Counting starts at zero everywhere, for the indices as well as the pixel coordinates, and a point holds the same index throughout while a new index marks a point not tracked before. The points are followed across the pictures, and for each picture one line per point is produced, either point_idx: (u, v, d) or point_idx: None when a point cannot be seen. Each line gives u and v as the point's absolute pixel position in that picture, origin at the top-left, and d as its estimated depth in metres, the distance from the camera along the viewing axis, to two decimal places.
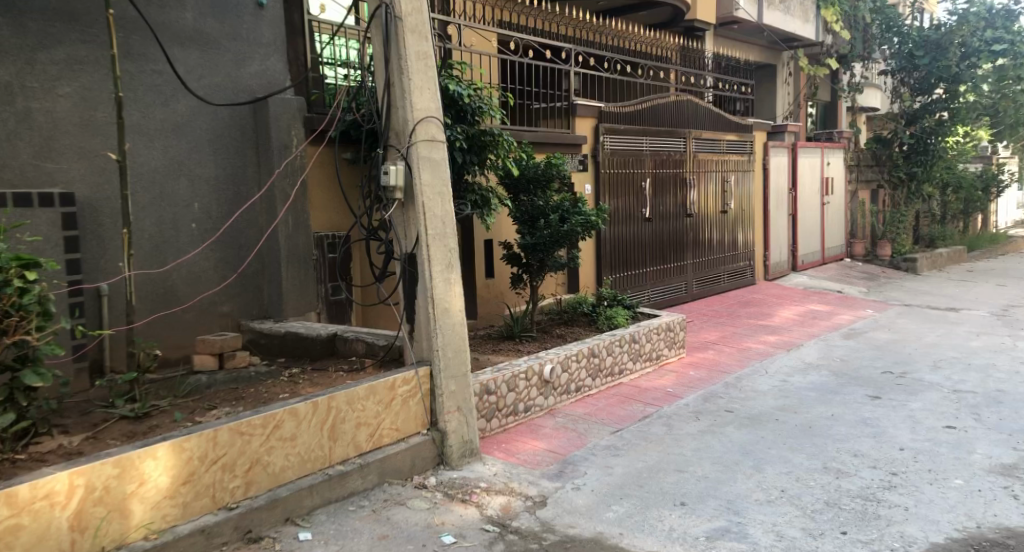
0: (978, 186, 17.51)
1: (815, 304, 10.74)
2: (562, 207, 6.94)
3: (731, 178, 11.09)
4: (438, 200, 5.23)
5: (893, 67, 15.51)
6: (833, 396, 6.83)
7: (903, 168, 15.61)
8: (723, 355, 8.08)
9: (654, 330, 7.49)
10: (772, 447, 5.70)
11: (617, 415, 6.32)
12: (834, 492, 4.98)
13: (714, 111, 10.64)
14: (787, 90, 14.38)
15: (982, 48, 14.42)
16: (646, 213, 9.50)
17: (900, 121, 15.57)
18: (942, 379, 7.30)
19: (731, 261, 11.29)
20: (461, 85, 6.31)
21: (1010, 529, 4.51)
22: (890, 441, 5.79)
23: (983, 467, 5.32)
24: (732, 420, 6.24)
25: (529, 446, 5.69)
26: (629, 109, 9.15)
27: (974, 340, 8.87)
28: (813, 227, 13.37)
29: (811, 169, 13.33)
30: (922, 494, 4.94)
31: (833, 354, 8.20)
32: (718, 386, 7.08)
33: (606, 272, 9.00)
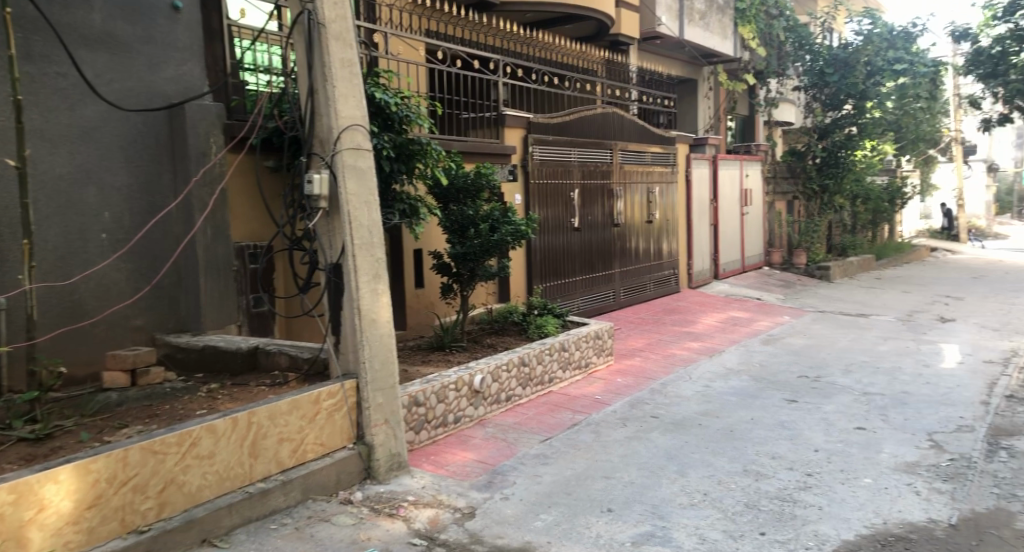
0: (885, 198, 18.31)
1: (736, 311, 11.00)
2: (492, 216, 6.92)
3: (656, 188, 11.28)
4: (364, 209, 5.15)
5: (806, 83, 16.09)
6: (753, 400, 6.99)
7: (817, 181, 16.13)
8: (649, 362, 8.19)
9: (583, 338, 7.54)
10: (695, 451, 5.79)
11: (547, 424, 6.32)
12: (753, 494, 5.08)
13: (639, 123, 10.81)
14: (708, 104, 14.72)
15: (886, 67, 15.43)
16: (576, 223, 9.57)
17: (813, 135, 16.18)
18: (853, 382, 7.56)
19: (657, 269, 11.47)
20: (388, 93, 6.25)
21: (914, 524, 4.68)
22: (805, 442, 5.96)
23: (890, 466, 5.52)
24: (658, 425, 6.32)
25: (458, 458, 5.64)
26: (557, 121, 9.22)
27: (882, 344, 9.23)
28: (733, 236, 13.71)
29: (730, 180, 13.66)
30: (835, 493, 5.08)
31: (753, 360, 8.41)
32: (644, 393, 7.17)
33: (537, 281, 9.01)
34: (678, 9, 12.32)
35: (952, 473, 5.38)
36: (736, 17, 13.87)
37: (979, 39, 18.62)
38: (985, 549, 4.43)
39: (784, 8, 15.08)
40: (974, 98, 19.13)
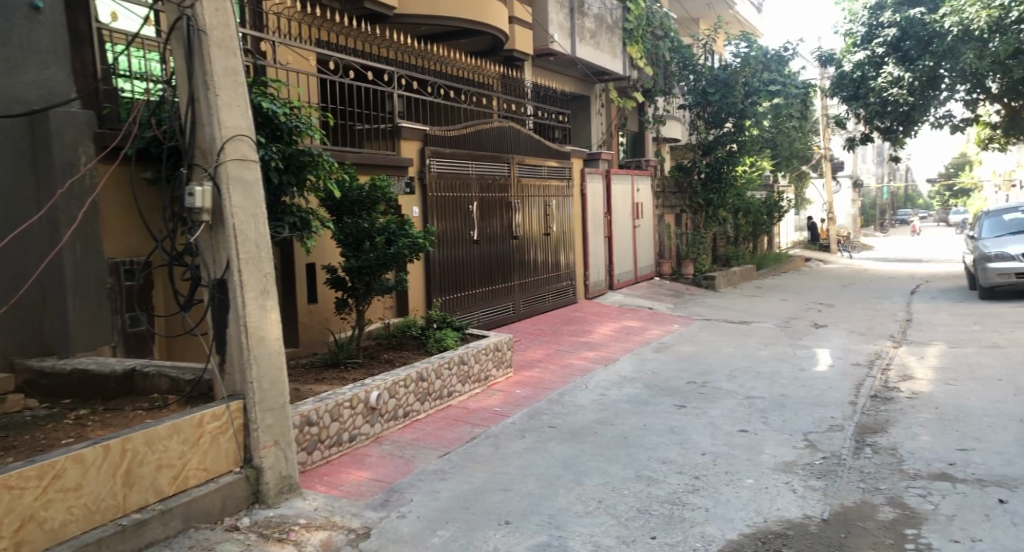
0: (764, 211, 19.17)
1: (629, 321, 11.23)
2: (388, 229, 6.82)
3: (552, 202, 11.41)
4: (250, 222, 4.96)
5: (690, 102, 16.66)
6: (645, 407, 7.13)
7: (702, 195, 16.67)
8: (547, 373, 8.22)
9: (482, 351, 7.50)
10: (591, 459, 5.84)
11: (445, 439, 6.25)
12: (645, 499, 5.16)
13: (535, 138, 10.92)
14: (600, 120, 15.03)
15: (760, 88, 16.24)
16: (475, 236, 9.55)
17: (698, 152, 16.80)
18: (737, 386, 7.84)
19: (555, 281, 11.56)
20: (276, 103, 6.02)
21: (791, 521, 4.86)
22: (694, 446, 6.11)
23: (771, 466, 5.73)
24: (555, 435, 6.35)
25: (353, 477, 5.49)
26: (454, 134, 9.19)
27: (763, 349, 9.62)
28: (626, 247, 14.01)
29: (623, 194, 13.97)
30: (720, 495, 5.23)
31: (646, 368, 8.57)
32: (542, 403, 7.19)
33: (436, 294, 8.92)
34: (569, 26, 12.54)
35: (825, 471, 5.63)
36: (625, 37, 14.24)
37: (842, 63, 19.81)
38: (855, 541, 4.65)
39: (669, 29, 15.62)
40: (840, 119, 20.35)
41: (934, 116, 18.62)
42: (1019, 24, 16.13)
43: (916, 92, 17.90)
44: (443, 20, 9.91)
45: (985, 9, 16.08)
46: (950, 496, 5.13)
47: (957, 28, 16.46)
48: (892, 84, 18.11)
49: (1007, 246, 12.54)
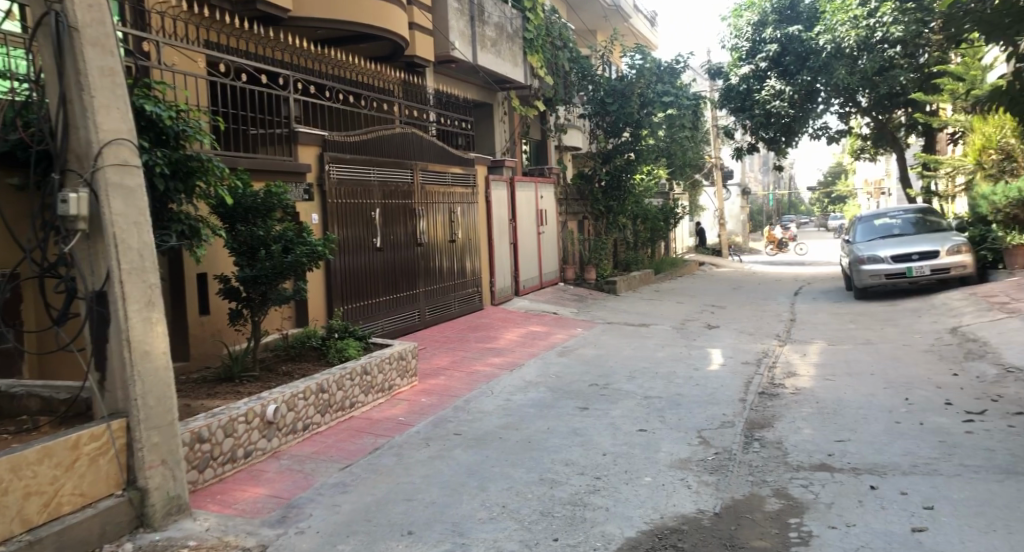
0: (661, 218, 19.75)
1: (533, 326, 11.33)
2: (285, 237, 6.68)
3: (457, 208, 11.42)
4: (133, 230, 4.78)
5: (589, 112, 16.93)
6: (549, 411, 7.22)
7: (603, 202, 17.25)
8: (453, 380, 8.20)
9: (386, 361, 7.42)
10: (495, 464, 5.87)
11: (346, 451, 6.16)
12: (547, 502, 5.23)
13: (437, 145, 10.90)
14: (503, 128, 15.09)
15: (655, 99, 16.66)
16: (377, 243, 9.45)
17: (598, 160, 17.25)
18: (637, 387, 8.03)
19: (461, 288, 11.54)
20: (161, 106, 5.77)
21: (686, 516, 5.03)
22: (595, 447, 6.23)
23: (667, 463, 5.90)
24: (459, 443, 6.35)
25: (248, 495, 5.34)
26: (354, 139, 9.08)
27: (661, 351, 9.89)
28: (531, 253, 14.13)
29: (526, 201, 14.09)
30: (620, 494, 5.35)
31: (550, 372, 8.66)
32: (448, 411, 7.16)
33: (338, 303, 8.77)
34: (469, 34, 12.57)
35: (717, 466, 5.85)
36: (525, 46, 14.34)
37: (729, 77, 20.59)
38: (746, 531, 4.84)
39: (568, 40, 15.82)
40: (728, 130, 21.21)
41: (812, 127, 19.65)
42: (884, 43, 17.25)
43: (796, 105, 18.88)
44: (341, 25, 9.76)
45: (854, 29, 17.17)
46: (828, 485, 5.42)
47: (830, 46, 17.47)
48: (775, 97, 18.97)
49: (878, 250, 13.33)
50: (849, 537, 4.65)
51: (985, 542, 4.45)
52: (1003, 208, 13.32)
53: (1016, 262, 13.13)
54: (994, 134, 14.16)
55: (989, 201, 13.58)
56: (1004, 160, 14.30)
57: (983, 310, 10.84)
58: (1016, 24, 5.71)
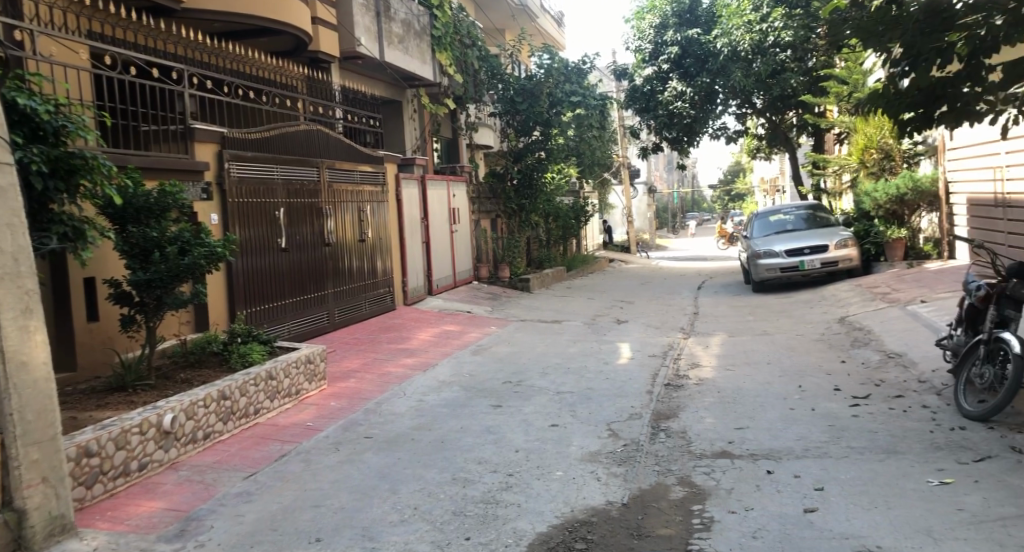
0: (571, 216, 20.05)
1: (446, 325, 11.30)
2: (181, 238, 6.49)
3: (366, 207, 11.30)
4: (7, 233, 4.52)
5: (499, 110, 16.89)
6: (462, 410, 7.22)
7: (515, 201, 17.37)
8: (363, 382, 8.10)
9: (292, 365, 7.30)
10: (407, 466, 5.84)
11: (251, 458, 6.01)
12: (460, 501, 5.24)
13: (343, 142, 10.75)
14: (413, 126, 14.91)
15: (564, 99, 16.80)
16: (282, 243, 9.26)
17: (509, 159, 17.36)
18: (549, 383, 8.13)
19: (372, 288, 11.41)
20: (36, 99, 5.51)
21: (595, 508, 5.13)
22: (507, 444, 6.29)
23: (577, 457, 6.01)
24: (371, 445, 6.28)
25: (142, 509, 5.16)
26: (254, 136, 8.86)
27: (573, 346, 10.05)
28: (444, 252, 14.09)
29: (438, 200, 14.02)
30: (532, 490, 5.41)
31: (462, 371, 8.66)
32: (358, 413, 7.08)
33: (240, 306, 8.56)
34: (376, 30, 12.39)
35: (625, 458, 5.99)
36: (433, 44, 14.19)
37: (634, 78, 21.02)
38: (653, 521, 4.96)
39: (476, 39, 15.76)
40: (634, 130, 21.69)
41: (711, 128, 20.30)
42: (776, 47, 17.99)
43: (696, 105, 19.47)
44: (237, 17, 9.49)
45: (748, 33, 17.91)
46: (729, 471, 5.63)
47: (727, 49, 18.16)
48: (677, 98, 19.56)
49: (773, 245, 13.89)
50: (748, 520, 4.83)
51: (871, 518, 4.71)
52: (882, 204, 14.09)
53: (896, 254, 13.92)
54: (875, 135, 14.92)
55: (870, 198, 14.32)
56: (883, 160, 15.15)
57: (867, 300, 11.45)
58: (889, 31, 6.01)
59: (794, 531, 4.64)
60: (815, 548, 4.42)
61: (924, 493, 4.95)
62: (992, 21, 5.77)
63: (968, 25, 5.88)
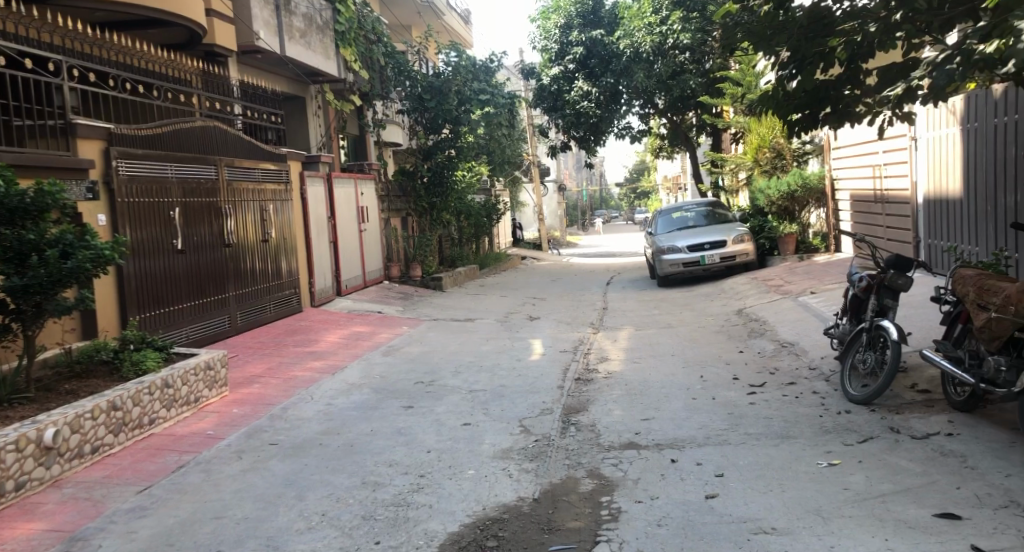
0: (483, 215, 20.15)
1: (357, 326, 11.19)
2: (63, 240, 6.21)
3: (268, 206, 11.08)
4: None
5: (407, 108, 16.75)
6: (372, 412, 7.18)
7: (425, 199, 17.35)
8: (268, 387, 7.94)
9: (190, 372, 7.10)
10: (314, 472, 5.77)
11: (145, 471, 5.81)
12: (369, 505, 5.22)
13: (242, 139, 10.50)
14: (317, 123, 14.57)
15: (472, 97, 16.93)
16: (178, 244, 8.99)
17: (418, 156, 17.26)
18: (461, 382, 8.16)
19: (277, 289, 11.18)
20: None
21: (506, 505, 5.19)
22: (419, 445, 6.30)
23: (489, 455, 6.07)
24: (276, 452, 6.17)
25: (23, 532, 4.91)
26: (145, 133, 8.57)
27: (485, 344, 10.11)
28: (352, 252, 13.91)
29: (345, 199, 13.84)
30: (442, 490, 5.44)
31: (373, 372, 8.59)
32: (262, 420, 6.95)
33: (133, 311, 8.26)
34: (276, 25, 11.97)
35: (536, 453, 6.09)
36: (337, 39, 13.82)
37: (541, 77, 21.21)
38: (560, 515, 5.05)
39: (381, 35, 15.46)
40: (542, 128, 21.95)
41: (617, 127, 20.72)
42: (676, 49, 18.53)
43: (602, 105, 19.83)
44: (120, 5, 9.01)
45: (649, 35, 18.41)
46: (635, 462, 5.79)
47: (630, 50, 18.68)
48: (583, 98, 19.88)
49: (676, 241, 14.34)
50: (652, 509, 4.98)
51: (766, 502, 4.93)
52: (774, 201, 14.74)
53: (788, 248, 14.55)
54: (767, 135, 15.56)
55: (763, 195, 14.96)
56: (776, 158, 15.80)
57: (763, 292, 11.94)
58: (776, 36, 6.35)
59: (696, 517, 4.81)
60: (714, 533, 4.60)
61: (814, 475, 5.22)
62: (865, 29, 6.09)
63: (845, 31, 6.19)
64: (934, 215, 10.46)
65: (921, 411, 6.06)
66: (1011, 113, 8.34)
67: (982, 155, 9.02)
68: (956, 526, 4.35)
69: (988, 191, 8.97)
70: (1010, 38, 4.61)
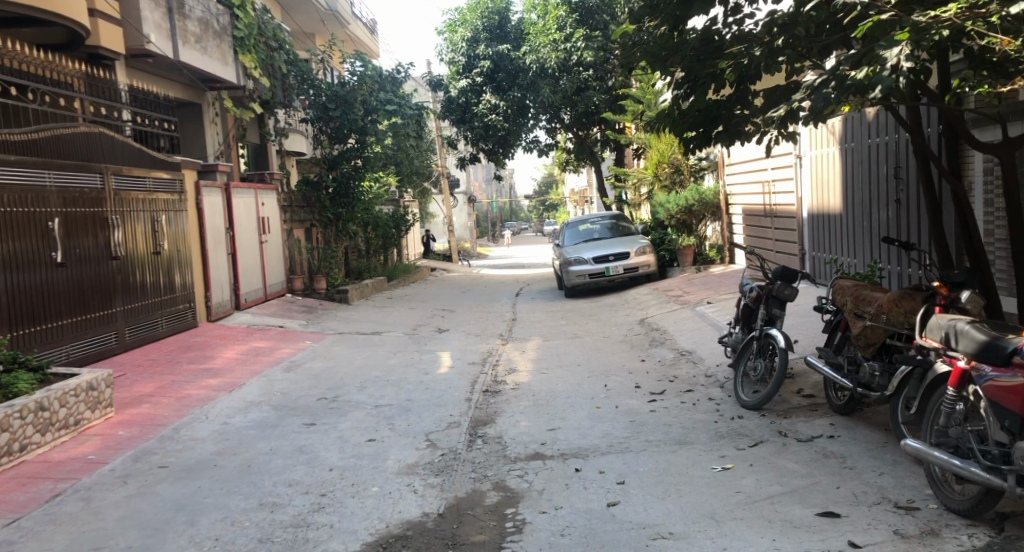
0: (392, 226, 20.00)
1: (257, 341, 10.90)
2: None
3: (160, 217, 10.70)
4: None
5: (311, 117, 16.49)
6: (271, 431, 7.01)
7: (331, 210, 16.97)
8: (159, 407, 7.65)
9: (69, 393, 6.77)
10: (207, 495, 5.59)
11: (16, 502, 5.50)
12: (266, 527, 5.09)
13: (132, 146, 10.14)
14: (215, 131, 13.98)
15: (379, 107, 16.74)
16: (58, 257, 8.58)
17: (323, 166, 16.96)
18: (366, 397, 8.05)
19: (170, 304, 10.79)
20: None
21: (410, 521, 5.15)
22: (321, 464, 6.17)
23: (394, 470, 6.01)
24: (165, 476, 5.95)
25: None
26: (21, 138, 8.17)
27: (392, 358, 10.01)
28: (252, 264, 13.55)
29: (245, 209, 13.50)
30: (345, 508, 5.36)
31: (274, 389, 8.39)
32: (151, 442, 6.68)
33: (5, 329, 7.81)
34: (168, 28, 11.54)
35: (441, 467, 6.06)
36: (235, 45, 13.36)
37: (449, 89, 21.17)
38: (464, 529, 5.04)
39: (283, 41, 14.87)
40: (451, 140, 21.96)
41: (525, 140, 20.91)
42: (580, 66, 18.93)
43: (510, 118, 19.95)
44: None
45: (554, 51, 18.74)
46: (540, 473, 5.84)
47: (536, 65, 18.99)
48: (491, 111, 19.95)
49: (582, 252, 14.56)
50: (554, 520, 5.02)
51: (664, 507, 5.05)
52: (673, 214, 15.19)
53: (686, 260, 15.01)
54: (666, 151, 15.96)
55: (664, 209, 15.37)
56: (674, 173, 16.31)
57: (664, 302, 12.25)
58: (671, 57, 6.66)
59: (597, 525, 4.89)
60: (615, 539, 4.68)
61: (709, 479, 5.38)
62: (751, 52, 6.27)
63: (733, 54, 6.37)
64: (818, 228, 10.97)
65: (806, 415, 6.34)
66: (883, 133, 8.82)
67: (859, 172, 9.50)
68: (835, 524, 4.56)
69: (864, 207, 9.46)
70: (877, 66, 4.82)
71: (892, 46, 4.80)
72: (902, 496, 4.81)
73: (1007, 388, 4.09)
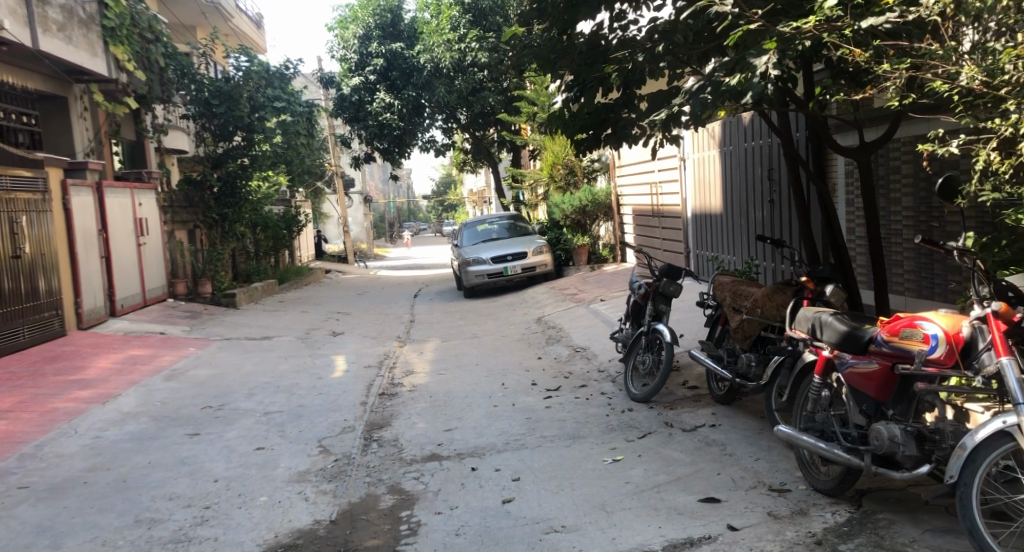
0: (282, 226, 19.67)
1: (133, 349, 10.41)
2: None
3: (21, 218, 10.10)
4: None
5: (193, 113, 15.89)
6: (149, 443, 6.72)
7: (216, 210, 16.49)
8: (20, 424, 7.20)
9: None
10: (75, 515, 5.31)
11: None
12: (142, 545, 4.88)
13: None
14: (83, 126, 13.19)
15: (266, 103, 16.28)
16: None
17: (206, 164, 16.38)
18: (255, 405, 7.82)
19: (33, 312, 10.19)
20: None
21: (300, 530, 5.04)
22: (204, 475, 5.95)
23: (284, 479, 5.87)
24: (27, 497, 5.61)
25: None
26: None
27: (284, 363, 9.76)
28: (129, 268, 12.97)
29: (121, 210, 12.91)
30: (229, 520, 5.19)
31: (153, 399, 8.03)
32: (10, 461, 6.28)
33: None
34: (25, 14, 10.79)
35: (335, 473, 5.96)
36: (104, 35, 12.72)
37: (341, 86, 20.65)
38: (356, 534, 4.97)
39: (159, 33, 14.19)
40: (344, 139, 21.63)
41: (421, 140, 20.81)
42: (475, 66, 19.18)
43: (404, 117, 19.82)
44: None
45: (448, 51, 18.88)
46: (436, 474, 5.81)
47: (430, 65, 19.07)
48: (385, 109, 19.75)
49: (480, 253, 14.62)
50: (450, 520, 5.01)
51: (558, 502, 5.11)
52: (567, 215, 15.47)
53: (581, 259, 15.30)
54: (560, 153, 16.17)
55: (558, 209, 15.64)
56: (568, 174, 16.60)
57: (559, 301, 12.41)
58: (559, 59, 6.86)
59: (492, 523, 4.91)
60: (509, 537, 4.70)
61: (600, 472, 5.49)
62: (635, 57, 6.43)
63: (618, 59, 6.59)
64: (700, 227, 11.37)
65: (691, 405, 6.56)
66: (758, 137, 9.20)
67: (737, 173, 9.86)
68: (716, 509, 4.73)
69: (743, 206, 9.84)
70: (747, 73, 5.06)
71: (761, 54, 5.03)
72: (776, 479, 5.03)
73: (865, 375, 4.35)
